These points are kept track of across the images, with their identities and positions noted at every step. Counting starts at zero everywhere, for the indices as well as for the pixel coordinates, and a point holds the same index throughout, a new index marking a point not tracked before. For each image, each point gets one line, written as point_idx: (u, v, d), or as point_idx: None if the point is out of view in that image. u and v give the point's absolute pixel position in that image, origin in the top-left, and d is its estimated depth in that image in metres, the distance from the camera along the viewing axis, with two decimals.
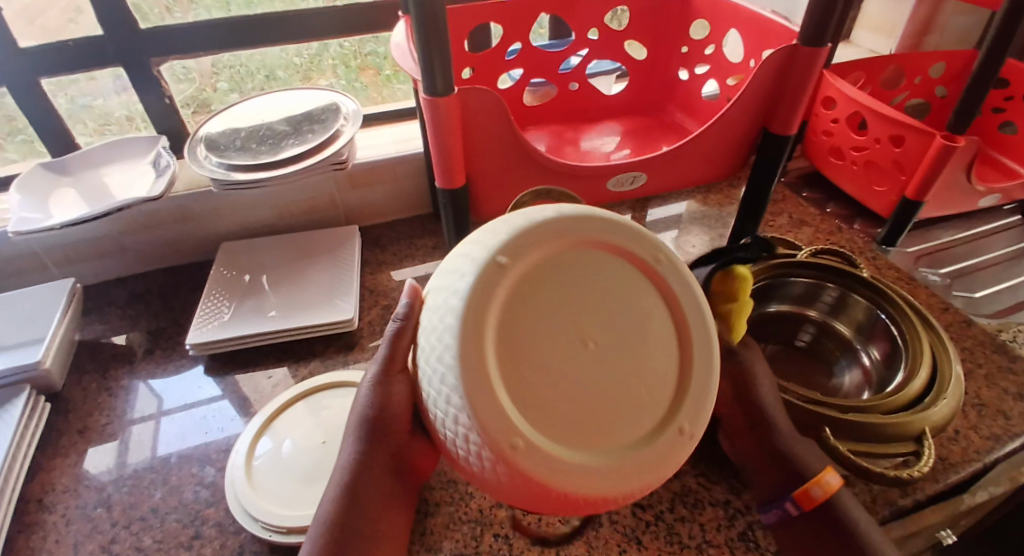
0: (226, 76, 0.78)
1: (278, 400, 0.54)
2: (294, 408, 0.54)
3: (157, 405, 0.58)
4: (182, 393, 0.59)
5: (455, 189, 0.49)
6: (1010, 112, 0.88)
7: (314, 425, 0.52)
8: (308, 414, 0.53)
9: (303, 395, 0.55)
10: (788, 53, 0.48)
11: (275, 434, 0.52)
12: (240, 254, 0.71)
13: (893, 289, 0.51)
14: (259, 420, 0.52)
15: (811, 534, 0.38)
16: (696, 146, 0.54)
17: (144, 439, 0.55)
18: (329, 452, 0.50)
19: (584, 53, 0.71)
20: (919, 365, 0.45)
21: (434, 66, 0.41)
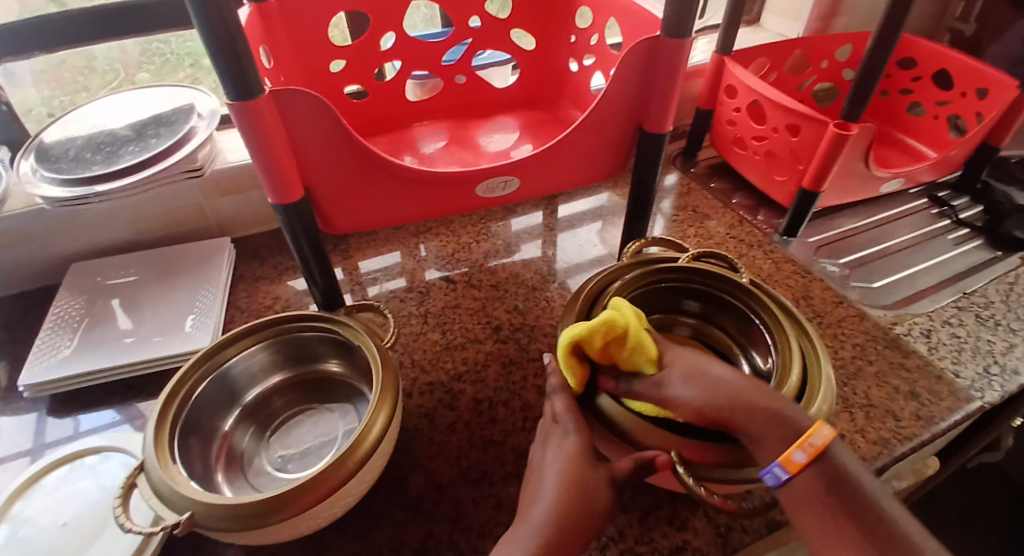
0: (153, 65, 0.75)
1: (36, 466, 0.48)
2: (54, 475, 0.48)
3: (31, 438, 0.52)
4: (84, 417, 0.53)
5: (294, 204, 0.43)
6: (916, 93, 0.87)
7: (66, 496, 0.46)
8: (49, 493, 0.46)
9: (61, 463, 0.49)
10: (651, 46, 0.45)
11: (20, 506, 0.45)
12: (93, 277, 0.64)
13: (765, 292, 0.49)
14: (11, 486, 0.46)
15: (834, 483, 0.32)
16: (569, 145, 0.50)
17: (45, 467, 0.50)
18: (66, 536, 0.43)
19: (467, 43, 0.66)
20: (789, 361, 0.42)
21: (236, 66, 0.35)
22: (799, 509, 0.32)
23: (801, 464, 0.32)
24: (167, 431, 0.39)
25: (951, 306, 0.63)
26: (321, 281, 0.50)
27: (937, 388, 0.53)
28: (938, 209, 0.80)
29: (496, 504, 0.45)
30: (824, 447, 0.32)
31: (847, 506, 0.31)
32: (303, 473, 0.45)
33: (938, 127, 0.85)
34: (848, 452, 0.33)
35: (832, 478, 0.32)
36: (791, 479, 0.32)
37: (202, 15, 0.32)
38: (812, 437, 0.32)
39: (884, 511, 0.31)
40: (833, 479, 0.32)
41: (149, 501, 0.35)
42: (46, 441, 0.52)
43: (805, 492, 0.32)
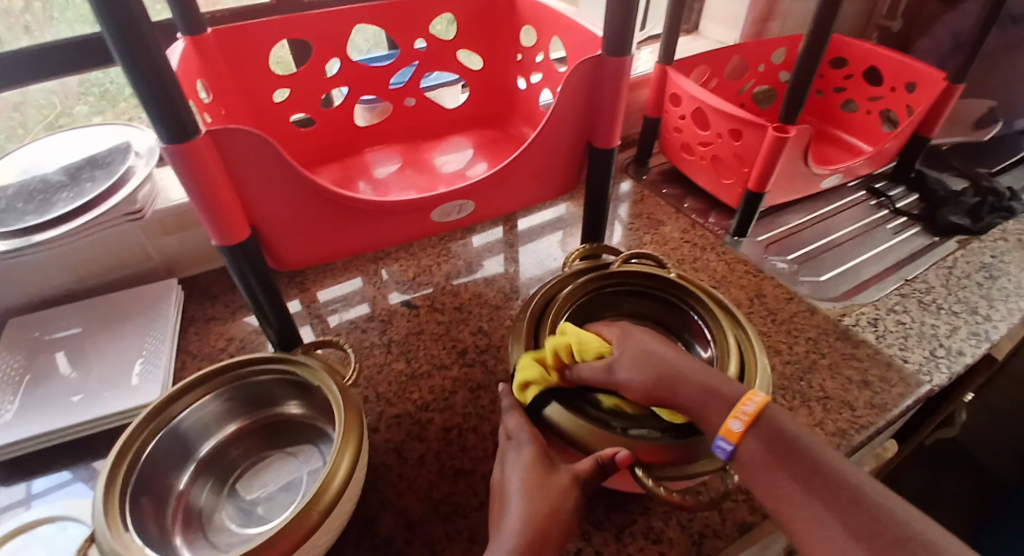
0: (94, 94, 0.71)
1: None
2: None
3: None
4: (38, 481, 0.50)
5: (239, 245, 0.42)
6: (849, 91, 0.91)
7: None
8: None
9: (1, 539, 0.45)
10: (593, 64, 0.45)
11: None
12: (31, 330, 0.60)
13: (702, 289, 0.50)
14: None
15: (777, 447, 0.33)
16: (519, 166, 0.50)
17: None
18: None
19: (413, 65, 0.66)
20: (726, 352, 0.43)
21: (169, 109, 0.33)
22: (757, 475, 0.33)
23: (739, 433, 0.34)
24: (118, 494, 0.37)
25: (896, 294, 0.66)
26: (274, 320, 0.49)
27: (888, 376, 0.56)
28: (877, 201, 0.84)
29: (472, 535, 0.44)
30: (757, 412, 0.34)
31: (791, 464, 0.32)
32: (266, 524, 0.44)
33: (871, 122, 0.89)
34: (784, 414, 0.35)
35: (772, 439, 0.33)
36: (736, 450, 0.34)
37: (128, 58, 0.31)
38: (745, 404, 0.35)
39: (821, 459, 0.32)
40: (774, 440, 0.33)
41: None
42: None
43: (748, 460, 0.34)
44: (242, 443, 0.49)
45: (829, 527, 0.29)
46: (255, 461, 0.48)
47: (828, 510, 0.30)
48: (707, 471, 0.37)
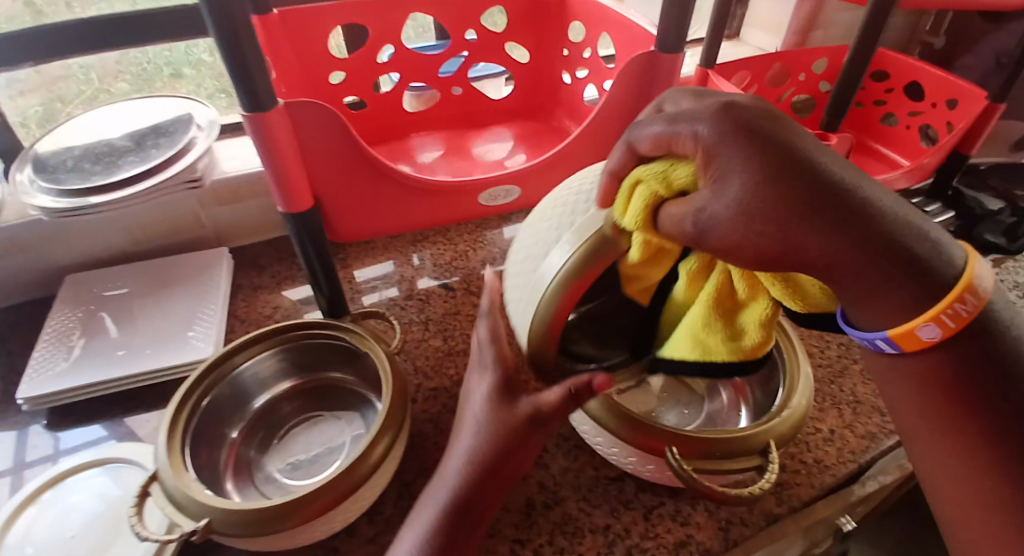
0: (131, 72, 0.75)
1: (44, 478, 0.47)
2: (64, 484, 0.48)
3: (35, 449, 0.52)
4: (83, 427, 0.53)
5: (302, 215, 0.44)
6: (890, 105, 0.91)
7: (71, 508, 0.46)
8: (53, 505, 0.46)
9: (53, 483, 0.48)
10: (646, 60, 0.47)
11: (28, 517, 0.45)
12: (88, 286, 0.64)
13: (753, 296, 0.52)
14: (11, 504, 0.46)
15: (972, 348, 0.28)
16: (566, 155, 0.51)
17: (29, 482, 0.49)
18: (76, 548, 0.43)
19: (464, 55, 0.68)
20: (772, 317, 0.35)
21: (253, 81, 0.36)
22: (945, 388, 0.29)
23: (929, 341, 0.28)
24: (179, 441, 0.40)
25: None
26: (325, 288, 0.51)
27: None
28: None
29: (504, 505, 0.46)
30: (972, 310, 0.27)
31: (961, 381, 0.28)
32: (309, 479, 0.46)
33: (911, 137, 0.89)
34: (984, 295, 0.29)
35: (969, 355, 0.28)
36: (908, 348, 0.29)
37: (221, 30, 0.33)
38: (956, 303, 0.26)
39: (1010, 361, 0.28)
40: (965, 352, 0.28)
41: (165, 510, 0.37)
42: (44, 452, 0.52)
43: (914, 364, 0.30)
44: (286, 402, 0.51)
45: (986, 478, 0.29)
46: (298, 421, 0.50)
47: (989, 447, 0.28)
48: (746, 468, 0.39)
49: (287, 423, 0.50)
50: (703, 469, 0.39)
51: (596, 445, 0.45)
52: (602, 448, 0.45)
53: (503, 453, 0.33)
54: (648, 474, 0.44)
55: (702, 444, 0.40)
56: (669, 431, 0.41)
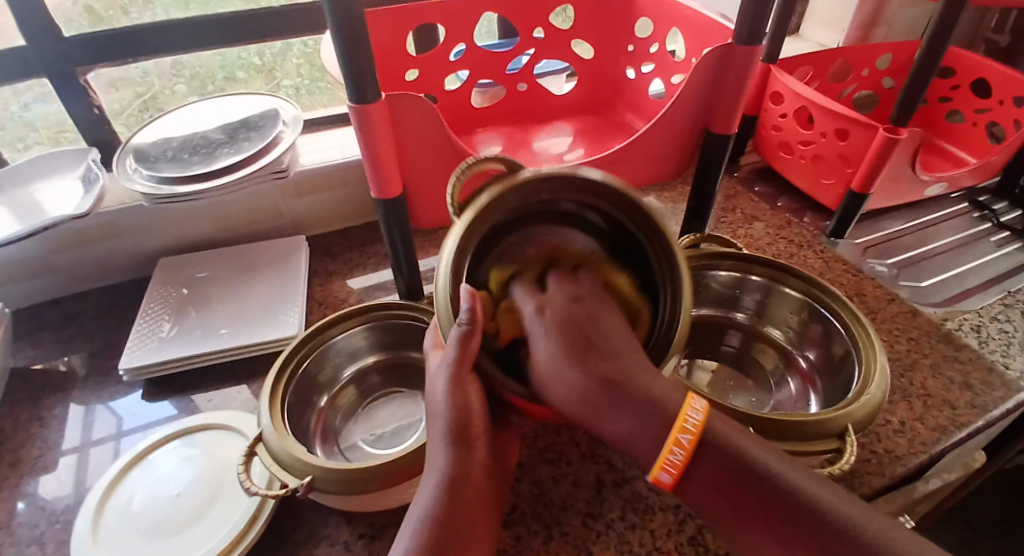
0: (185, 77, 0.76)
1: (150, 440, 0.51)
2: (166, 448, 0.51)
3: (114, 421, 0.57)
4: (139, 409, 0.57)
5: (391, 200, 0.47)
6: (956, 101, 0.88)
7: (165, 476, 0.49)
8: (159, 464, 0.50)
9: (173, 437, 0.52)
10: (723, 53, 0.48)
11: (126, 488, 0.48)
12: (179, 269, 0.69)
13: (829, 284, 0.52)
14: (121, 463, 0.49)
15: (721, 469, 0.28)
16: (638, 147, 0.53)
17: (100, 459, 0.54)
18: (182, 505, 0.46)
19: (531, 52, 0.70)
20: (675, 269, 0.36)
21: (361, 71, 0.38)
22: (714, 520, 0.28)
23: (668, 481, 0.28)
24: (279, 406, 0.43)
25: (998, 303, 0.65)
26: (406, 271, 0.54)
27: (991, 380, 0.55)
28: (980, 213, 0.82)
29: (575, 481, 0.48)
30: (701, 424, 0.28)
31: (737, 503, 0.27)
32: (391, 448, 0.49)
33: (978, 134, 0.86)
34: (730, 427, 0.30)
35: (729, 473, 0.28)
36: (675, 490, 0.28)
37: (342, 26, 0.36)
38: (682, 433, 0.28)
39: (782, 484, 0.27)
40: (726, 467, 0.28)
41: (272, 470, 0.40)
42: (125, 424, 0.56)
43: (699, 498, 0.28)
44: (366, 377, 0.54)
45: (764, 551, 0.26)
46: (377, 395, 0.54)
47: None
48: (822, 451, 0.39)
49: (367, 397, 0.54)
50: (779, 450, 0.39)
51: None
52: None
53: (464, 408, 0.33)
54: None
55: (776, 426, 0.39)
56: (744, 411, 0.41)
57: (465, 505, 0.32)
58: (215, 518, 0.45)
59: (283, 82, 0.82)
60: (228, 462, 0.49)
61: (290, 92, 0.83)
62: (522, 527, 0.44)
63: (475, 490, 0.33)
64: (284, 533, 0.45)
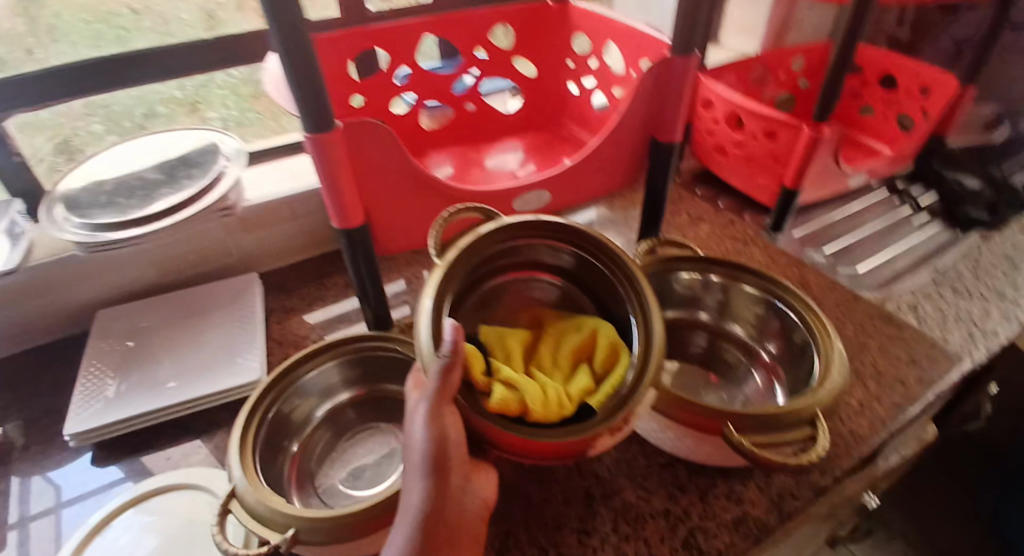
0: (101, 116, 0.73)
1: (104, 511, 0.47)
2: (124, 517, 0.47)
3: (56, 493, 0.52)
4: (84, 476, 0.53)
5: (353, 229, 0.46)
6: (868, 98, 0.97)
7: (124, 550, 0.45)
8: (121, 535, 0.46)
9: (133, 504, 0.48)
10: (663, 66, 0.51)
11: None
12: (123, 321, 0.65)
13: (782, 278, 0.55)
14: (74, 541, 0.45)
15: None
16: (590, 157, 0.56)
17: (45, 539, 0.49)
18: None
19: (476, 73, 0.72)
20: (642, 292, 0.42)
21: (316, 102, 0.38)
22: None
23: None
24: (250, 456, 0.40)
25: (930, 283, 0.71)
26: (373, 300, 0.53)
27: (933, 354, 0.60)
28: (899, 198, 0.90)
29: (566, 498, 0.48)
30: None
31: None
32: (373, 488, 0.48)
33: (889, 126, 0.95)
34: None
35: None
36: None
37: (296, 62, 0.35)
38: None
39: None
40: None
41: (249, 525, 0.37)
42: (66, 495, 0.52)
43: None
44: (343, 416, 0.53)
45: None
46: (357, 435, 0.53)
47: None
48: (797, 438, 0.41)
49: (343, 435, 0.52)
50: (758, 442, 0.40)
51: (649, 433, 0.48)
52: (654, 433, 0.47)
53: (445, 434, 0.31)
54: (700, 454, 0.46)
55: (756, 419, 0.41)
56: (716, 406, 0.42)
57: (447, 546, 0.28)
58: None
59: (209, 115, 0.81)
60: (196, 522, 0.47)
61: (218, 125, 0.81)
62: (519, 552, 0.44)
63: (458, 530, 0.29)
64: None
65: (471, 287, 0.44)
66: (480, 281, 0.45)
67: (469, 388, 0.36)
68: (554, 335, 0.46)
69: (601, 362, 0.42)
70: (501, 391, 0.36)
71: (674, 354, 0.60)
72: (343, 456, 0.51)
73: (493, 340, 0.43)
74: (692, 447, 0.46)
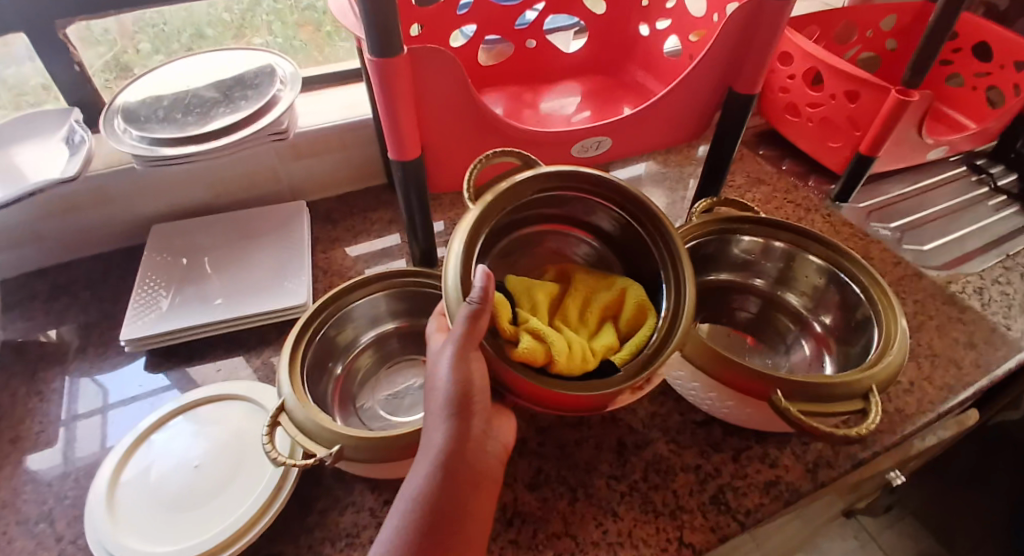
0: (149, 34, 0.71)
1: (155, 415, 0.49)
2: (174, 422, 0.49)
3: (103, 396, 0.55)
4: (132, 384, 0.55)
5: (409, 162, 0.45)
6: (957, 65, 0.88)
7: (175, 452, 0.47)
8: (172, 437, 0.48)
9: (182, 410, 0.50)
10: (753, 7, 0.47)
11: (135, 466, 0.46)
12: (174, 236, 0.66)
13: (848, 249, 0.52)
14: (128, 440, 0.48)
15: None
16: (660, 106, 0.53)
17: (92, 433, 0.52)
18: (202, 476, 0.45)
19: (540, 7, 0.67)
20: (677, 260, 0.39)
21: (385, 22, 0.36)
22: None
23: None
24: (298, 374, 0.41)
25: (998, 267, 0.67)
26: (422, 236, 0.52)
27: (994, 339, 0.57)
28: (978, 177, 0.83)
29: (597, 445, 0.48)
30: None
31: None
32: (412, 416, 0.49)
33: (978, 98, 0.86)
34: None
35: None
36: None
37: None
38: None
39: None
40: None
41: (297, 438, 0.38)
42: (113, 399, 0.54)
43: None
44: (386, 346, 0.54)
45: None
46: (398, 365, 0.54)
47: None
48: (849, 411, 0.39)
49: (385, 364, 0.53)
50: (807, 411, 0.39)
51: (690, 392, 0.47)
52: (696, 393, 0.46)
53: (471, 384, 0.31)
54: (740, 417, 0.46)
55: (808, 389, 0.39)
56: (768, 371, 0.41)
57: (465, 491, 0.30)
58: (236, 488, 0.44)
59: (255, 42, 0.78)
60: (241, 432, 0.48)
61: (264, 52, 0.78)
62: (548, 490, 0.45)
63: (478, 474, 0.31)
64: (307, 501, 0.45)
65: (500, 232, 0.42)
66: (508, 228, 0.43)
67: (494, 334, 0.34)
68: (581, 289, 0.43)
69: (627, 322, 0.40)
70: (528, 341, 0.34)
71: (720, 318, 0.58)
72: (384, 384, 0.52)
73: (519, 288, 0.40)
74: (736, 410, 0.45)
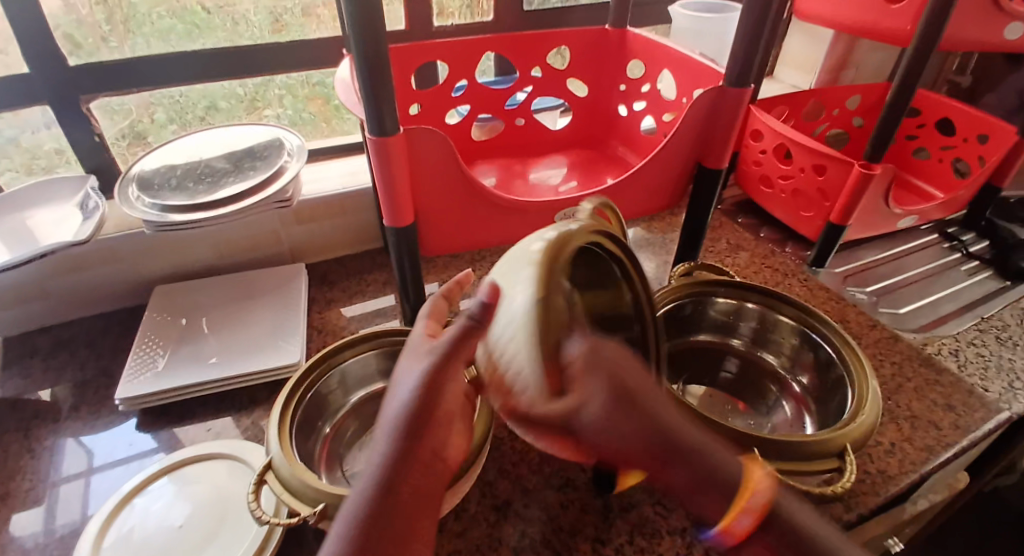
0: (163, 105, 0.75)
1: (139, 476, 0.49)
2: (157, 483, 0.49)
3: (88, 459, 0.55)
4: (115, 449, 0.55)
5: (403, 228, 0.48)
6: (921, 139, 0.94)
7: (158, 513, 0.47)
8: (157, 498, 0.48)
9: (167, 470, 0.50)
10: (717, 93, 0.52)
11: (117, 529, 0.46)
12: (177, 296, 0.68)
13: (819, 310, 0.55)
14: (111, 503, 0.47)
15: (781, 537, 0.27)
16: (637, 179, 0.57)
17: (71, 500, 0.51)
18: (184, 537, 0.45)
19: (528, 89, 0.74)
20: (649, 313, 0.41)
21: (382, 107, 0.40)
22: None
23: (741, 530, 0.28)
24: (287, 432, 0.43)
25: (972, 328, 0.69)
26: (412, 300, 0.55)
27: (971, 401, 0.58)
28: (949, 244, 0.87)
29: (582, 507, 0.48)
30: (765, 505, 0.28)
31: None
32: None
33: (942, 170, 0.92)
34: None
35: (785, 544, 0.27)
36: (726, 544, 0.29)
37: (369, 70, 0.38)
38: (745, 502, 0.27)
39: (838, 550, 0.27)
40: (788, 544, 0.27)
41: (283, 497, 0.39)
42: (98, 463, 0.54)
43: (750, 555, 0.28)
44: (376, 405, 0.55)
45: None
46: None
47: None
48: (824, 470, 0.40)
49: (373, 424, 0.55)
50: (783, 470, 0.40)
51: None
52: None
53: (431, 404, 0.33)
54: None
55: (785, 448, 0.40)
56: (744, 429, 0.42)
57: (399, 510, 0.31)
58: (219, 549, 0.44)
59: (266, 113, 0.82)
60: (225, 493, 0.48)
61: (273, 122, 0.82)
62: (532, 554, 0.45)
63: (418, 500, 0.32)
64: None
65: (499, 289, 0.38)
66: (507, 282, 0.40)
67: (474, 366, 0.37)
68: None
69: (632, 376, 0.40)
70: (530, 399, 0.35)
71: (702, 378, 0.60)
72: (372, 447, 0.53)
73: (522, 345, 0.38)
74: None
